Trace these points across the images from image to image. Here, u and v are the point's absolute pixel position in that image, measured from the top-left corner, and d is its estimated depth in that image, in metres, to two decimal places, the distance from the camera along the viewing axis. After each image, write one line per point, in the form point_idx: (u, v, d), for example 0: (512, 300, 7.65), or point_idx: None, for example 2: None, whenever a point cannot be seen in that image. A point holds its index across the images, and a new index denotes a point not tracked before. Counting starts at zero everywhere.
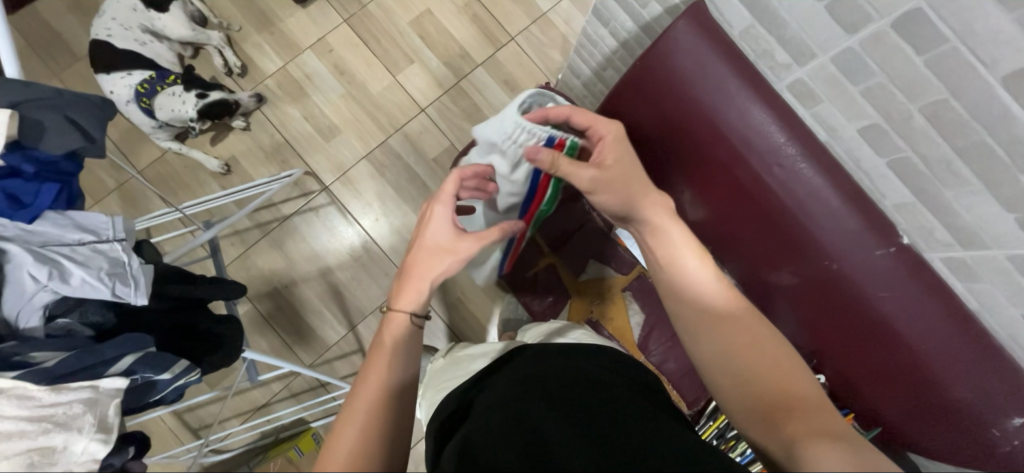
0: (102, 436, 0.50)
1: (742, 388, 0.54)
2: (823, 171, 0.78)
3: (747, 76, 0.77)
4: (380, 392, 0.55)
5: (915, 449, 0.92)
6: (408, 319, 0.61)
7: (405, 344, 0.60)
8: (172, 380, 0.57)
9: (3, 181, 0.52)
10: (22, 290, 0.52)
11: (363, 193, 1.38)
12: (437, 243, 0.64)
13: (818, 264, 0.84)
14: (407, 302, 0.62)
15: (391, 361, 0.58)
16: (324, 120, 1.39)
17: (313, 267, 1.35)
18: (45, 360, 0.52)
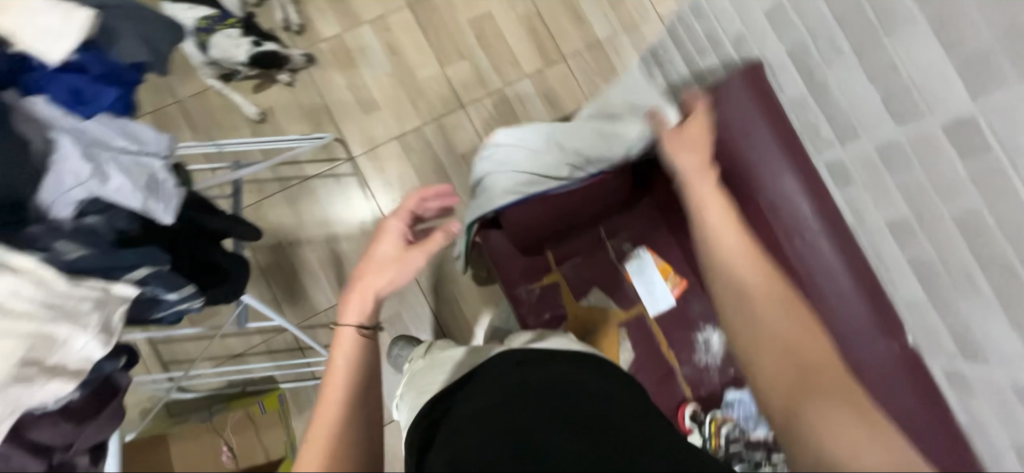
0: (103, 337, 0.53)
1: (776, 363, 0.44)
2: (842, 253, 0.79)
3: (788, 145, 0.79)
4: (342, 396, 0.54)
5: None
6: (354, 332, 0.59)
7: (363, 361, 0.57)
8: (175, 302, 0.63)
9: (65, 76, 0.53)
10: (61, 180, 0.52)
11: (386, 171, 1.40)
12: (384, 259, 0.66)
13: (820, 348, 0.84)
14: (351, 318, 0.61)
15: (351, 378, 0.55)
16: (366, 94, 1.42)
17: (321, 232, 1.36)
18: (67, 251, 0.53)
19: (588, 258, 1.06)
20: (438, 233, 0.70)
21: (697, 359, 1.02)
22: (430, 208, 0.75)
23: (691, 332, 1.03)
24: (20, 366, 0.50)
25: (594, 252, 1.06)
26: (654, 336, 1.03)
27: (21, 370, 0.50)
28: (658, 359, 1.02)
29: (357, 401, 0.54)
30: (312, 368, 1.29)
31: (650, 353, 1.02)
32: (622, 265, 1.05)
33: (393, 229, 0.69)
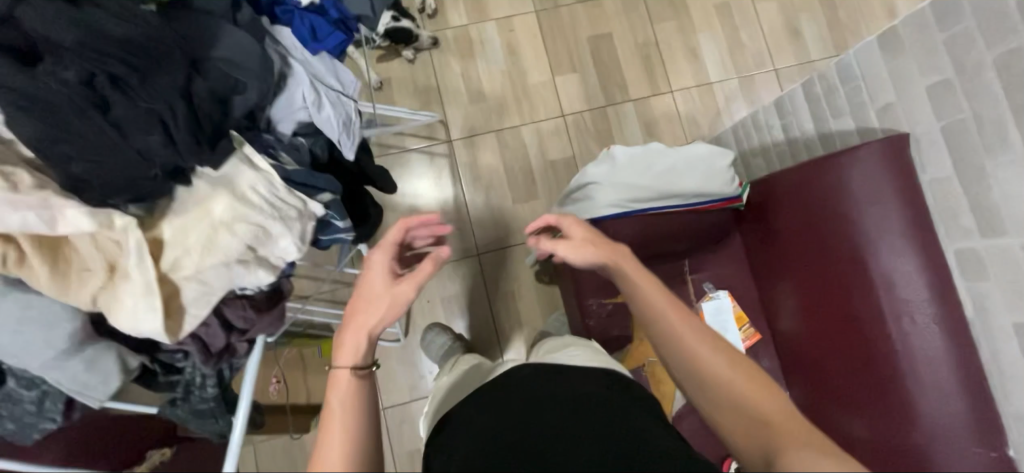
0: (300, 244, 0.61)
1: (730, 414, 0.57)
2: (951, 346, 0.77)
3: (917, 224, 0.79)
4: (343, 438, 0.55)
5: None
6: (349, 375, 0.58)
7: (359, 405, 0.58)
8: (338, 231, 0.70)
9: (312, 16, 0.71)
10: (292, 100, 0.65)
11: (478, 161, 1.45)
12: (371, 296, 0.62)
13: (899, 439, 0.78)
14: (344, 360, 0.59)
15: (347, 419, 0.56)
16: (477, 85, 1.49)
17: (405, 202, 1.42)
18: (285, 163, 0.64)
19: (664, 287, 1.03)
20: (426, 262, 0.64)
21: None
22: (420, 233, 0.71)
23: None
24: (241, 255, 0.58)
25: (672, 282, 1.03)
26: None
27: (240, 256, 0.58)
28: None
29: (355, 435, 0.56)
30: None
31: None
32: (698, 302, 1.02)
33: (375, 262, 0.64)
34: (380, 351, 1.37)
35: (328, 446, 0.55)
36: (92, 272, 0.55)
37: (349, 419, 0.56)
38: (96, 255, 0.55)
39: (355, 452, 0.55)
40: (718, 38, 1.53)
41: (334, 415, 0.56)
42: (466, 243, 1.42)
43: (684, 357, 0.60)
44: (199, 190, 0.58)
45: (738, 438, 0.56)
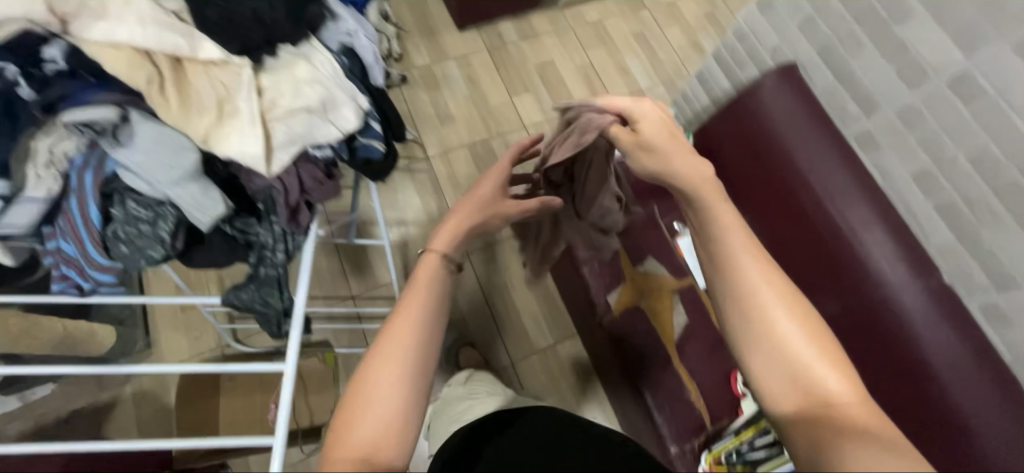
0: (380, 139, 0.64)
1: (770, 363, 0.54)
2: (875, 206, 0.92)
3: (816, 118, 0.98)
4: (415, 328, 0.55)
5: None
6: (440, 261, 0.62)
7: (439, 289, 0.60)
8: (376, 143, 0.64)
9: None
10: (343, 24, 0.61)
11: (456, 171, 1.59)
12: (430, 296, 0.59)
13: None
14: (405, 347, 0.54)
15: (422, 313, 0.57)
16: (445, 109, 1.67)
17: (393, 216, 1.50)
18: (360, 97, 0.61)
19: (640, 230, 1.17)
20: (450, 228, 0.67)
21: None
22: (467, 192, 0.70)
23: None
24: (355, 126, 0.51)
25: (646, 227, 1.17)
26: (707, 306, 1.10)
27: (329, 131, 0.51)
28: (710, 328, 1.09)
29: (423, 333, 0.56)
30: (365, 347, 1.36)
31: (704, 320, 1.10)
32: (674, 241, 1.16)
33: (440, 261, 0.63)
34: None
35: (366, 416, 0.51)
36: (204, 111, 0.43)
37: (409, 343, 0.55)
38: (202, 81, 0.45)
39: (398, 434, 0.52)
40: (642, 57, 1.84)
41: (373, 383, 0.53)
42: None
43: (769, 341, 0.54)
44: (282, 58, 0.50)
45: (778, 396, 0.53)
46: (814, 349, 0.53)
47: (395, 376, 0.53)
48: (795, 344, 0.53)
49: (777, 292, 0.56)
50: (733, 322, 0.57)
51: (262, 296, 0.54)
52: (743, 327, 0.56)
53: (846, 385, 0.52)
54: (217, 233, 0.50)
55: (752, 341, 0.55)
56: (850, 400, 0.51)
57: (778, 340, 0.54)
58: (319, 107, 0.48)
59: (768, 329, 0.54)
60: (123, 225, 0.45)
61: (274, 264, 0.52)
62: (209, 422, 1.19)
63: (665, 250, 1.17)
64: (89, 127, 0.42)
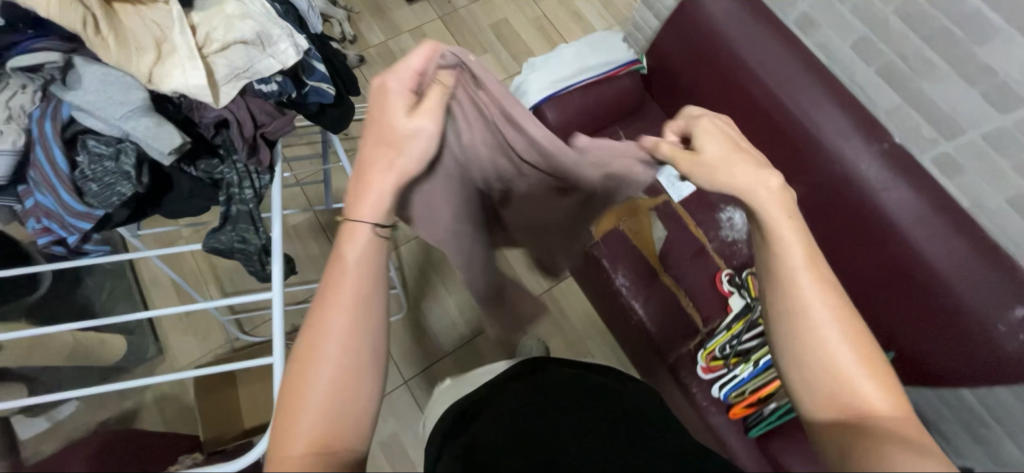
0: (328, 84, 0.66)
1: (818, 382, 0.44)
2: (823, 83, 0.94)
3: (756, 11, 0.99)
4: (340, 317, 0.46)
5: (917, 355, 0.93)
6: (368, 231, 0.48)
7: (372, 266, 0.48)
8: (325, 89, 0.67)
9: None
10: None
11: None
12: (362, 291, 0.47)
13: (968, 348, 0.86)
14: (331, 344, 0.45)
15: (348, 294, 0.46)
16: None
17: None
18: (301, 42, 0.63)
19: None
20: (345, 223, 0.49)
21: (724, 234, 1.14)
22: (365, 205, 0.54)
23: (715, 212, 1.16)
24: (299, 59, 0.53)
25: None
26: (682, 219, 1.16)
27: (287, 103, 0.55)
28: (688, 238, 1.14)
29: (354, 322, 0.46)
30: None
31: (682, 231, 1.15)
32: None
33: (369, 236, 0.48)
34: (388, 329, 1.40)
35: (299, 417, 0.44)
36: (143, 49, 0.46)
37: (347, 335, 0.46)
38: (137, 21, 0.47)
39: (344, 422, 0.45)
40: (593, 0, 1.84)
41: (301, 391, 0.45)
42: None
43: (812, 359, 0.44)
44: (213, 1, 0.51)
45: (812, 400, 0.44)
46: (860, 360, 0.43)
47: (328, 377, 0.45)
48: (835, 349, 0.43)
49: (830, 299, 0.45)
50: (779, 323, 0.46)
51: (239, 233, 0.57)
52: (789, 332, 0.45)
53: (885, 391, 0.42)
54: (185, 175, 0.53)
55: (800, 352, 0.45)
56: (892, 413, 0.41)
57: (824, 346, 0.44)
58: (263, 44, 0.51)
59: (812, 330, 0.44)
60: (89, 165, 0.45)
61: (244, 199, 0.55)
62: (235, 416, 1.22)
63: None
64: (31, 74, 0.43)
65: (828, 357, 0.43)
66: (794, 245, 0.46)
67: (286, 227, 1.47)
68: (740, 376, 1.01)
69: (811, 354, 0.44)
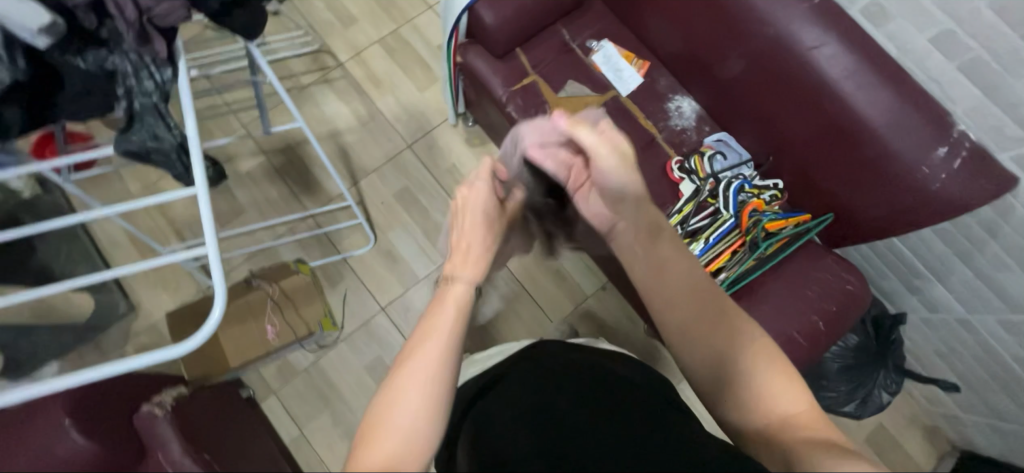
0: None
1: (740, 405, 0.53)
2: None
3: None
4: (459, 292, 0.61)
5: (853, 210, 0.99)
6: (489, 191, 0.70)
7: (487, 224, 0.69)
8: None
9: None
10: None
11: (374, 70, 1.56)
12: (477, 243, 0.67)
13: (899, 190, 0.90)
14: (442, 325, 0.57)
15: (469, 260, 0.65)
16: (345, 10, 1.59)
17: (325, 129, 1.50)
18: None
19: (552, 60, 1.18)
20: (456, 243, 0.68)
21: (673, 123, 1.15)
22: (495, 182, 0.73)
23: (663, 103, 1.16)
24: None
25: (558, 54, 1.18)
26: (631, 113, 1.15)
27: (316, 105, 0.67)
28: (639, 130, 1.14)
29: (469, 286, 0.62)
30: (339, 256, 1.42)
31: (631, 124, 1.15)
32: (589, 58, 1.17)
33: (486, 198, 0.70)
34: (358, 261, 1.43)
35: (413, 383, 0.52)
36: None
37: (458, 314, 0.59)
38: None
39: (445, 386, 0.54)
40: None
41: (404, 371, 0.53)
42: (394, 142, 1.51)
43: (737, 397, 0.53)
44: None
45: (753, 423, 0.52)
46: (765, 366, 0.53)
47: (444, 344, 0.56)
48: (759, 384, 0.52)
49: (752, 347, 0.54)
50: (708, 371, 0.55)
51: (148, 130, 0.56)
52: (707, 373, 0.55)
53: (796, 395, 0.52)
54: (74, 68, 0.52)
55: (731, 391, 0.53)
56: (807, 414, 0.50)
57: (741, 372, 0.53)
58: None
59: (732, 369, 0.54)
60: None
61: (143, 91, 0.54)
62: (219, 357, 1.26)
63: (582, 69, 1.18)
64: None
65: (756, 391, 0.52)
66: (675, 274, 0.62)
67: (240, 173, 1.44)
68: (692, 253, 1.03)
69: (744, 390, 0.53)
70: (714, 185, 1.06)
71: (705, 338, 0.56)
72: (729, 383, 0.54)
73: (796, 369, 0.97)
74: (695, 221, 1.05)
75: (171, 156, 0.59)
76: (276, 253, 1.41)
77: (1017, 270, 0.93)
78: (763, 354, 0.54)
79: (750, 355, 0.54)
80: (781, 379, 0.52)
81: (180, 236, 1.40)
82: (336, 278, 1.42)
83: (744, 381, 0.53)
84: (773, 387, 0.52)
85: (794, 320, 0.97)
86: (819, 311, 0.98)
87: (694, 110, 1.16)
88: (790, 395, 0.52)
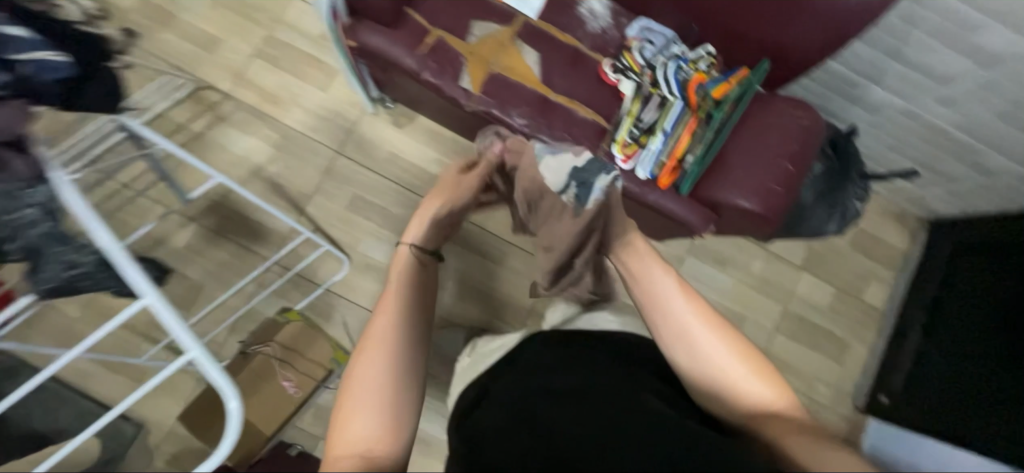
0: (56, 58, 0.59)
1: (730, 400, 0.60)
2: None
3: None
4: (395, 310, 0.71)
5: (783, 51, 1.01)
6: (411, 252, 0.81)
7: (411, 281, 0.76)
8: (52, 65, 0.59)
9: None
10: None
11: (266, 88, 1.41)
12: (402, 287, 0.75)
13: (819, 15, 0.91)
14: (381, 348, 0.66)
15: (398, 293, 0.74)
16: (202, 33, 1.40)
17: (244, 169, 1.38)
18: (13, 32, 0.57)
19: (446, 6, 1.08)
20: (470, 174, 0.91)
21: (591, 27, 1.10)
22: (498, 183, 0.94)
23: (575, 10, 1.11)
24: None
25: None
26: (547, 32, 1.09)
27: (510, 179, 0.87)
28: (560, 48, 1.09)
29: (405, 308, 0.72)
30: (320, 288, 1.36)
31: (551, 46, 1.09)
32: None
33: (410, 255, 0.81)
34: (342, 284, 1.38)
35: (359, 400, 0.62)
36: None
37: (393, 341, 0.67)
38: None
39: (392, 403, 0.63)
40: None
41: (374, 348, 0.66)
42: (321, 153, 1.41)
43: (735, 400, 0.59)
44: None
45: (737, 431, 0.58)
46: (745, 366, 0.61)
47: (382, 371, 0.64)
48: (747, 385, 0.59)
49: (733, 351, 0.62)
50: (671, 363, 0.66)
51: (63, 256, 0.56)
52: (700, 374, 0.62)
53: (768, 389, 0.59)
54: None
55: (716, 389, 0.61)
56: (780, 404, 0.58)
57: (714, 369, 0.61)
58: None
59: (718, 372, 0.61)
60: None
61: (34, 216, 0.55)
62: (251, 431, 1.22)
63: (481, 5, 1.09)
64: None
65: (741, 384, 0.59)
66: (670, 299, 0.67)
67: (178, 250, 1.33)
68: (654, 149, 1.03)
69: (735, 389, 0.60)
70: (653, 75, 1.06)
71: (675, 337, 0.65)
72: (717, 385, 0.61)
73: (784, 216, 1.00)
74: (645, 116, 1.04)
75: (98, 276, 0.59)
76: (257, 312, 1.35)
77: (941, 48, 0.99)
78: (744, 351, 0.62)
79: (734, 361, 0.61)
80: (765, 381, 0.60)
81: (150, 338, 1.30)
82: (327, 310, 1.37)
83: (762, 392, 0.59)
84: (754, 380, 0.59)
85: (766, 172, 1.00)
86: (785, 156, 1.00)
87: (605, 6, 1.11)
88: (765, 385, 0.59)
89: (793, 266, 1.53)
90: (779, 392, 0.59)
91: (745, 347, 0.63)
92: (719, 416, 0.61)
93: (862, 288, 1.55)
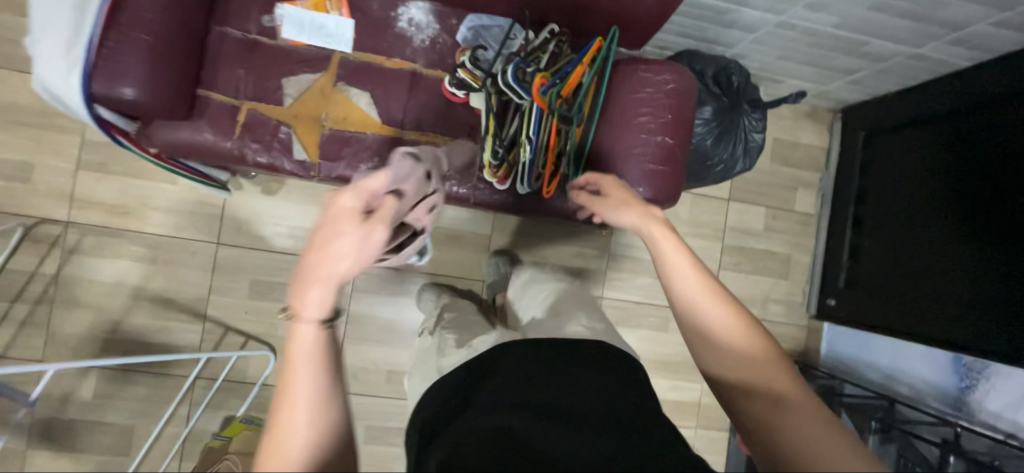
0: None
1: (732, 367, 0.65)
2: None
3: None
4: (310, 358, 0.53)
5: (626, 14, 0.91)
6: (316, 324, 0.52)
7: (329, 344, 0.54)
8: None
9: None
10: None
11: (109, 201, 1.24)
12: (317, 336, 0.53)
13: None
14: (300, 413, 0.51)
15: (316, 341, 0.53)
16: (9, 164, 1.21)
17: (123, 296, 1.25)
18: None
19: (246, 69, 0.92)
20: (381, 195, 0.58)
21: (418, 41, 0.96)
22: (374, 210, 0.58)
23: (393, 27, 0.95)
24: None
25: (247, 59, 0.92)
26: (372, 64, 0.95)
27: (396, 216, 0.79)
28: (393, 77, 0.95)
29: (325, 362, 0.53)
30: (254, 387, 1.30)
31: (381, 78, 0.95)
32: (281, 40, 0.93)
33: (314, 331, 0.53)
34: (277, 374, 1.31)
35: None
36: None
37: (316, 411, 0.52)
38: None
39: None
40: None
41: (288, 416, 0.51)
42: (199, 250, 1.28)
43: (734, 368, 0.64)
44: None
45: (737, 396, 0.63)
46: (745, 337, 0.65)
47: (304, 442, 0.51)
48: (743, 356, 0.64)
49: (737, 323, 0.66)
50: (682, 321, 0.70)
51: None
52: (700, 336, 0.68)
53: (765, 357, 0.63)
54: None
55: (714, 352, 0.66)
56: (778, 375, 0.62)
57: (715, 333, 0.66)
58: None
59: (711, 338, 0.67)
60: None
61: None
62: None
63: (285, 56, 0.93)
64: None
65: (738, 352, 0.65)
66: (677, 262, 0.70)
67: (89, 401, 1.23)
68: (525, 162, 0.92)
69: (732, 356, 0.65)
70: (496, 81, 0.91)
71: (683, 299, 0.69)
72: (712, 348, 0.66)
73: (676, 191, 0.95)
74: (505, 128, 0.92)
75: None
76: (200, 431, 1.29)
77: None
78: (744, 323, 0.66)
79: (732, 329, 0.65)
80: (764, 352, 0.64)
81: None
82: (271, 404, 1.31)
83: (757, 358, 0.64)
84: (749, 351, 0.64)
85: (644, 151, 0.92)
86: (659, 129, 0.92)
87: (426, 12, 0.96)
88: (766, 364, 0.63)
89: (720, 200, 1.49)
90: (776, 361, 0.63)
91: (749, 321, 0.66)
92: (717, 372, 0.66)
93: (792, 199, 1.52)
